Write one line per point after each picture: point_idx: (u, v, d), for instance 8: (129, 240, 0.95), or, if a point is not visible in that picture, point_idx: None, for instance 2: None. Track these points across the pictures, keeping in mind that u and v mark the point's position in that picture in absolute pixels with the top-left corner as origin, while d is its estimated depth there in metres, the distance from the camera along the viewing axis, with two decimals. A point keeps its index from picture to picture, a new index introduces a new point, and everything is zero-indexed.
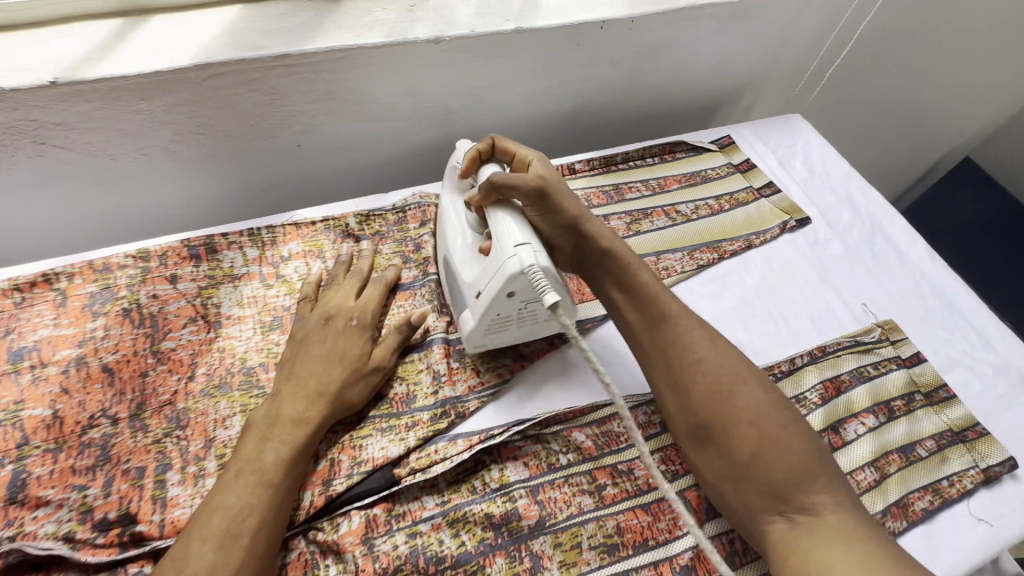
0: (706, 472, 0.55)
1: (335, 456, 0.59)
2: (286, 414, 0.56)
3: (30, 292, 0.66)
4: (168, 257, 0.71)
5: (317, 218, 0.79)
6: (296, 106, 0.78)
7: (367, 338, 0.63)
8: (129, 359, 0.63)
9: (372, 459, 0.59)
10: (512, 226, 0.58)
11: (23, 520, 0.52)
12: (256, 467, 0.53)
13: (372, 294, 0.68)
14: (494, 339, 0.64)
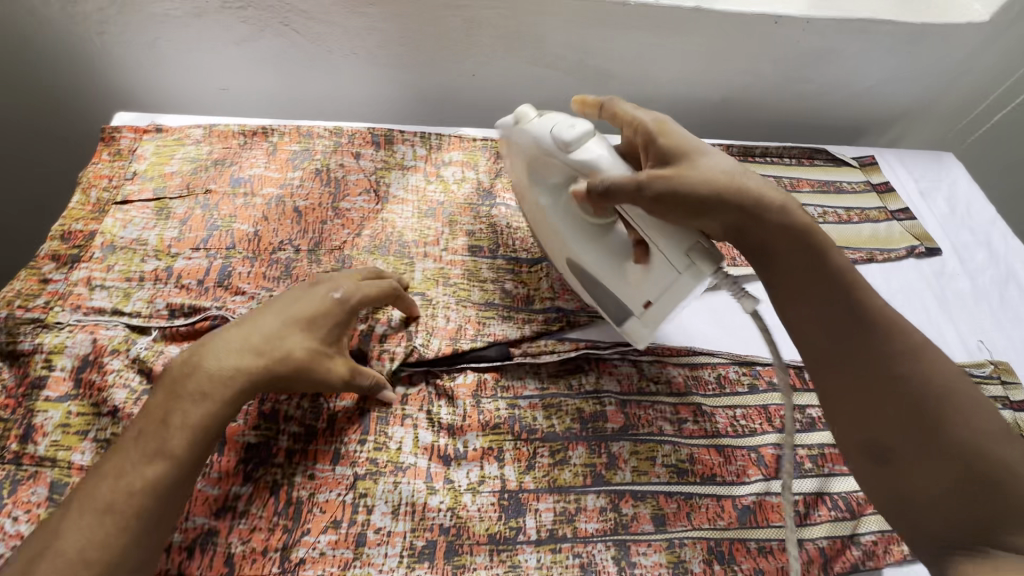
0: (873, 489, 0.51)
1: (463, 323, 0.69)
2: (206, 366, 0.51)
3: (251, 139, 0.81)
4: (357, 139, 0.84)
5: (478, 138, 0.89)
6: (484, 37, 0.88)
7: (338, 313, 0.59)
8: (315, 208, 0.76)
9: (493, 334, 0.68)
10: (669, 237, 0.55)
11: (226, 299, 0.66)
12: (193, 374, 0.51)
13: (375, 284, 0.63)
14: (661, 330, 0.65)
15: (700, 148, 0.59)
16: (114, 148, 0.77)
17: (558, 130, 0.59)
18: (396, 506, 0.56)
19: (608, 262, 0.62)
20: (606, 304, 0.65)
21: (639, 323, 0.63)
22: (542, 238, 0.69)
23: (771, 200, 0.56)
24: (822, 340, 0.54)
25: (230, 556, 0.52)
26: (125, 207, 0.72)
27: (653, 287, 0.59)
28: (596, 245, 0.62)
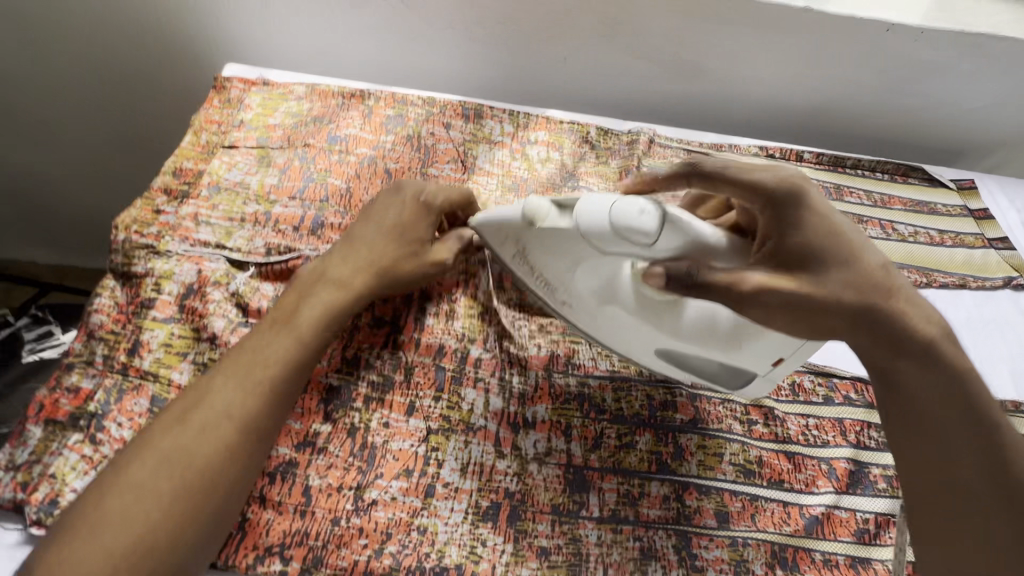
0: None
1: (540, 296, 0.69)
2: (330, 275, 0.59)
3: (348, 101, 0.84)
4: (448, 110, 0.86)
5: (565, 120, 0.89)
6: (583, 21, 0.88)
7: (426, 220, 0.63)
8: (405, 171, 0.78)
9: None
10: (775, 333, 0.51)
11: (318, 247, 0.68)
12: (273, 337, 0.53)
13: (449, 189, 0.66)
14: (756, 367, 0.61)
15: (835, 230, 0.47)
16: (224, 96, 0.81)
17: (620, 222, 0.48)
18: (465, 464, 0.58)
19: (721, 343, 0.54)
20: (710, 373, 0.61)
21: (762, 380, 0.58)
22: (606, 337, 0.61)
23: (920, 317, 0.48)
24: (916, 465, 0.50)
25: (308, 487, 0.54)
26: (232, 152, 0.75)
27: (780, 351, 0.53)
28: (697, 333, 0.54)
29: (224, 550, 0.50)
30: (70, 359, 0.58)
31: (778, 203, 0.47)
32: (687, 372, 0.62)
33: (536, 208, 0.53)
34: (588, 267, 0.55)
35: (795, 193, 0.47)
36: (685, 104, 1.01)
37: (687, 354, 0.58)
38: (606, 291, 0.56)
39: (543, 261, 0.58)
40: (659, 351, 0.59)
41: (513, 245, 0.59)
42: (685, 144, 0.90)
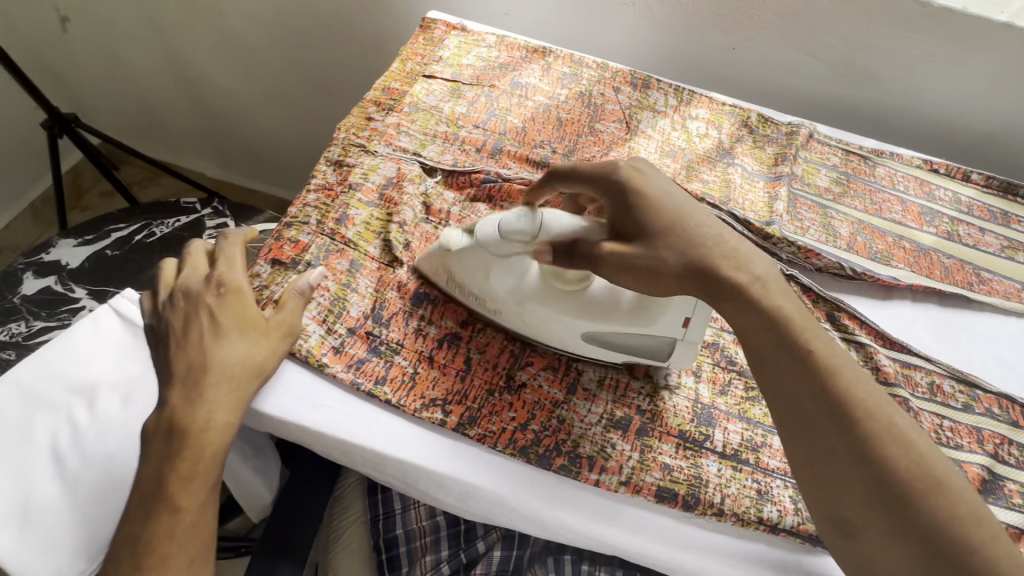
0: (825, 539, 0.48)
1: None
2: (217, 361, 0.53)
3: (530, 55, 0.92)
4: (618, 77, 0.92)
5: (727, 103, 0.92)
6: (764, 13, 0.90)
7: (248, 300, 0.57)
8: (574, 122, 0.85)
9: None
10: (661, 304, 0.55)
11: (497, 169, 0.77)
12: (215, 367, 0.52)
13: (234, 254, 0.60)
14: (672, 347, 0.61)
15: (663, 199, 0.51)
16: (429, 36, 0.92)
17: (506, 228, 0.55)
18: (602, 376, 0.64)
19: (629, 316, 0.56)
20: (638, 351, 0.60)
21: (682, 344, 0.58)
22: (532, 330, 0.61)
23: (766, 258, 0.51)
24: (791, 420, 0.48)
25: (469, 359, 0.62)
26: (430, 81, 0.86)
27: (683, 304, 0.54)
28: (598, 307, 0.56)
29: (397, 392, 0.59)
30: (290, 218, 0.69)
31: (616, 185, 0.53)
32: (620, 355, 0.61)
33: (450, 240, 0.60)
34: (495, 276, 0.58)
35: (626, 173, 0.53)
36: (848, 110, 1.00)
37: (607, 332, 0.58)
38: (516, 289, 0.58)
39: (469, 282, 0.60)
40: (586, 335, 0.59)
41: (440, 269, 0.62)
42: (845, 145, 0.90)
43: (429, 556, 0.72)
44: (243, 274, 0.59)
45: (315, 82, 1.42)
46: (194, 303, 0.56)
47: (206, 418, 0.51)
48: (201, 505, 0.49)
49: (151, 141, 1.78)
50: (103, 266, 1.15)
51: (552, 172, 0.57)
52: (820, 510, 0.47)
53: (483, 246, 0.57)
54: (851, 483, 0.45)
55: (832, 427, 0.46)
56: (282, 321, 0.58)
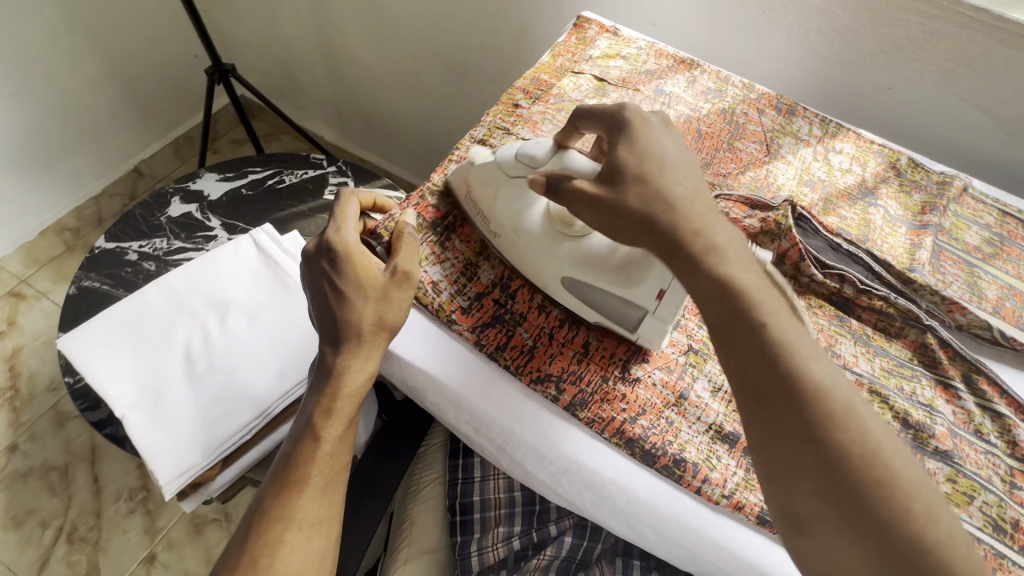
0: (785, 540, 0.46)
1: (827, 282, 0.71)
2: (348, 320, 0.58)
3: (676, 65, 0.93)
4: (762, 99, 0.90)
5: (876, 142, 0.88)
6: (934, 55, 0.86)
7: (361, 257, 0.60)
8: (714, 136, 0.84)
9: (851, 321, 0.70)
10: (643, 271, 0.58)
11: None
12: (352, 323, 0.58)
13: (343, 219, 0.63)
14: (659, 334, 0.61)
15: (654, 148, 0.53)
16: (581, 35, 0.95)
17: (523, 150, 0.62)
18: (717, 388, 0.63)
19: (615, 274, 0.59)
20: (610, 313, 0.62)
21: (654, 319, 0.59)
22: (528, 266, 0.64)
23: None
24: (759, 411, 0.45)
25: (587, 342, 0.65)
26: (578, 77, 0.88)
27: (662, 271, 0.56)
28: (589, 261, 0.60)
29: (515, 360, 0.63)
30: (431, 184, 0.72)
31: (622, 126, 0.55)
32: (594, 315, 0.64)
33: (479, 155, 0.68)
34: (508, 198, 0.64)
35: (633, 117, 0.55)
36: (1007, 171, 0.93)
37: (589, 286, 0.61)
38: (518, 212, 0.63)
39: (482, 196, 0.65)
40: (568, 283, 0.62)
41: (462, 185, 0.67)
42: (1001, 206, 0.84)
43: (501, 528, 0.72)
44: (354, 235, 0.62)
45: (443, 66, 1.48)
46: (318, 270, 0.60)
47: (347, 359, 0.58)
48: (339, 438, 0.58)
49: (284, 99, 1.93)
50: (236, 202, 1.27)
51: (576, 111, 0.59)
52: (774, 502, 0.46)
53: (498, 164, 0.63)
54: (799, 472, 0.43)
55: (787, 411, 0.44)
56: (397, 270, 0.60)
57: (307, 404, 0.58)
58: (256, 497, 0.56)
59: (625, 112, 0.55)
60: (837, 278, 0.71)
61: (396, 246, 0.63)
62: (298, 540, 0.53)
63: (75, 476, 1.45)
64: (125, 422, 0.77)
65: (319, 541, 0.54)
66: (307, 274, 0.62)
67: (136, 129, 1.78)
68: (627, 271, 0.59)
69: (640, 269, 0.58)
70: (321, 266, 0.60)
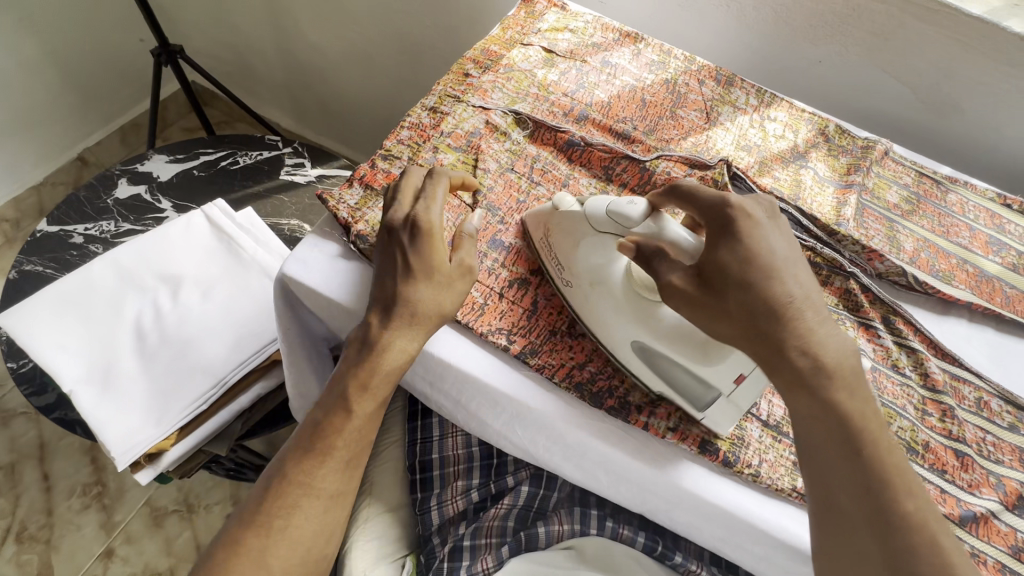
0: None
1: None
2: None
3: (621, 38, 0.96)
4: (702, 71, 0.95)
5: (807, 111, 0.94)
6: (856, 29, 0.92)
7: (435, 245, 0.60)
8: (657, 104, 0.88)
9: None
10: (723, 354, 0.55)
11: (587, 129, 0.83)
12: None
13: (432, 195, 0.62)
14: (727, 420, 0.59)
15: (765, 249, 0.53)
16: (530, 9, 0.97)
17: (614, 208, 0.58)
18: None
19: (691, 350, 0.56)
20: (680, 389, 0.59)
21: (727, 402, 0.57)
22: (595, 325, 0.63)
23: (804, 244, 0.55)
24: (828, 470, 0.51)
25: (536, 301, 0.66)
26: (527, 48, 0.91)
27: (745, 358, 0.54)
28: (672, 331, 0.57)
29: (466, 315, 0.64)
30: (383, 151, 0.74)
31: (727, 221, 0.54)
32: (658, 385, 0.61)
33: (562, 201, 0.64)
34: (588, 250, 0.62)
35: (740, 213, 0.54)
36: (925, 138, 1.01)
37: (662, 356, 0.58)
38: (599, 271, 0.62)
39: (561, 248, 0.63)
40: (640, 349, 0.60)
41: (541, 225, 0.65)
42: (918, 167, 0.92)
43: (460, 482, 0.75)
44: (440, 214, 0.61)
45: (400, 47, 1.48)
46: (394, 243, 0.60)
47: None
48: (367, 416, 0.60)
49: (238, 85, 1.89)
50: (188, 184, 1.24)
51: (683, 186, 0.58)
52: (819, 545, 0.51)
53: (587, 218, 0.61)
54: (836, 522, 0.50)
55: (846, 470, 0.50)
56: (461, 262, 0.61)
57: (340, 378, 0.60)
58: (280, 457, 0.59)
59: (733, 208, 0.54)
60: None
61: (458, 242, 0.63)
62: (314, 508, 0.57)
63: (23, 473, 1.39)
64: (72, 397, 0.75)
65: (332, 513, 0.59)
66: (382, 245, 0.62)
67: (79, 116, 1.72)
68: (708, 354, 0.55)
69: (720, 353, 0.55)
70: (400, 238, 0.60)
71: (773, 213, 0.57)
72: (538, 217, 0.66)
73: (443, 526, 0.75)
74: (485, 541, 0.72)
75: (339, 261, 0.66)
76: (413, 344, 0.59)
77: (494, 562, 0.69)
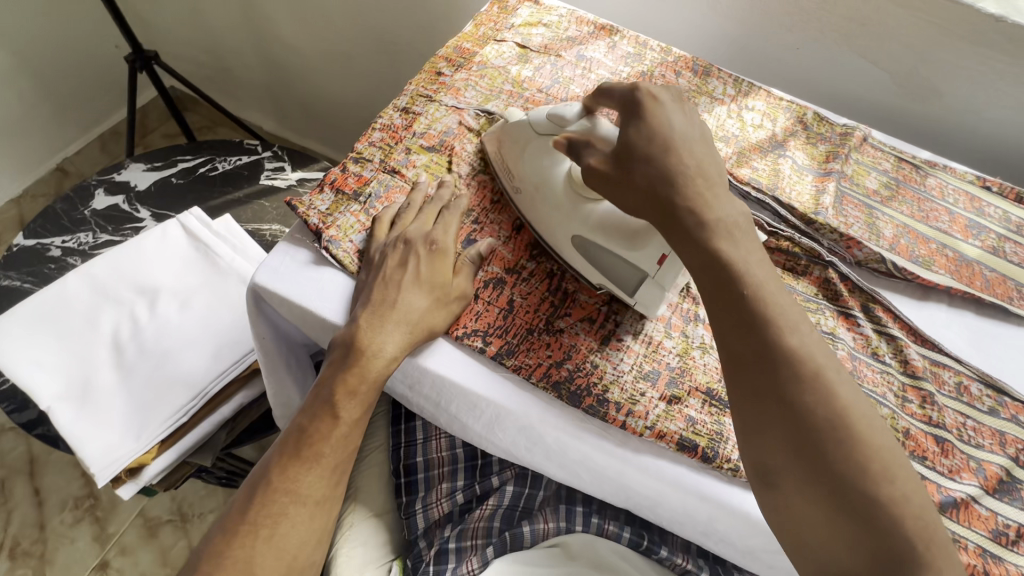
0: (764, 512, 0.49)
1: None
2: None
3: (596, 31, 0.95)
4: (679, 62, 0.94)
5: (785, 99, 0.94)
6: (832, 15, 0.91)
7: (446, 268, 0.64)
8: None
9: None
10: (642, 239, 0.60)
11: None
12: None
13: (450, 224, 0.67)
14: (654, 302, 0.64)
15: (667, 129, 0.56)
16: (503, 4, 0.96)
17: (552, 112, 0.65)
18: (639, 332, 0.66)
19: (618, 237, 0.61)
20: (615, 278, 0.65)
21: (652, 283, 0.62)
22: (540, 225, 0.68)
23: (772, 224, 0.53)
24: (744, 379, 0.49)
25: (511, 301, 0.66)
26: (500, 44, 0.89)
27: (662, 239, 0.59)
28: (601, 222, 0.63)
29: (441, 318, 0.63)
30: (355, 154, 0.74)
31: (637, 105, 0.57)
32: (596, 277, 0.66)
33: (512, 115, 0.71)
34: (533, 156, 0.67)
35: (648, 97, 0.57)
36: (904, 123, 1.00)
37: (597, 247, 0.64)
38: (543, 174, 0.67)
39: (511, 158, 0.70)
40: (576, 242, 0.65)
41: (496, 140, 0.72)
42: (898, 152, 0.91)
43: (445, 484, 0.75)
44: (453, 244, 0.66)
45: (377, 45, 1.46)
46: (402, 255, 0.63)
47: None
48: (355, 420, 0.59)
49: (217, 88, 1.87)
50: (167, 193, 1.23)
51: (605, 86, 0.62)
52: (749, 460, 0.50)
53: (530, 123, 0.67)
54: (774, 433, 0.48)
55: (762, 373, 0.49)
56: (458, 287, 0.63)
57: (317, 385, 0.59)
58: (264, 464, 0.58)
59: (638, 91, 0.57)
60: None
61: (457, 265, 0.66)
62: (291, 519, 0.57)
63: (14, 489, 1.39)
64: (50, 414, 0.75)
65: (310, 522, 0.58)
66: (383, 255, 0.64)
67: (57, 125, 1.69)
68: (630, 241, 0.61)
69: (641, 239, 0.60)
70: (412, 251, 0.63)
71: (681, 97, 0.59)
72: (491, 136, 0.72)
73: (429, 529, 0.74)
74: (471, 543, 0.71)
75: (312, 268, 0.65)
76: (389, 350, 0.59)
77: (479, 564, 0.69)
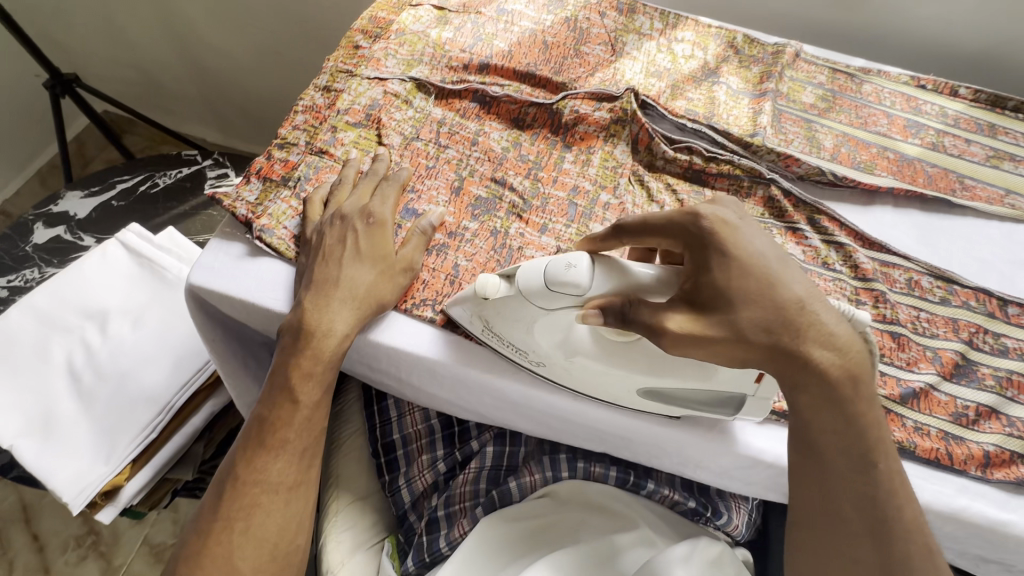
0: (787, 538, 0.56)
1: (681, 156, 0.75)
2: None
3: None
4: (603, 3, 0.92)
5: (713, 26, 0.92)
6: None
7: (389, 237, 0.63)
8: (560, 45, 0.86)
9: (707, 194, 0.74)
10: (733, 371, 0.52)
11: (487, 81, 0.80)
12: None
13: (388, 194, 0.66)
14: (752, 412, 0.57)
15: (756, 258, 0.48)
16: None
17: (554, 279, 0.50)
18: None
19: (691, 375, 0.53)
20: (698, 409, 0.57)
21: (755, 399, 0.55)
22: (581, 383, 0.58)
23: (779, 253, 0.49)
24: None
25: (456, 265, 0.65)
26: (417, 9, 0.87)
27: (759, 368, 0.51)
28: (663, 363, 0.53)
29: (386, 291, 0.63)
30: (279, 140, 0.72)
31: (704, 236, 0.49)
32: (677, 410, 0.58)
33: (487, 284, 0.54)
34: (543, 327, 0.54)
35: (713, 224, 0.49)
36: (836, 34, 0.99)
37: (669, 391, 0.55)
38: (567, 343, 0.55)
39: (508, 331, 0.56)
40: (642, 391, 0.56)
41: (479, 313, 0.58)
42: (831, 64, 0.91)
43: (425, 456, 0.76)
44: (393, 211, 0.65)
45: (304, 33, 1.42)
46: (341, 233, 0.62)
47: None
48: (317, 402, 0.59)
49: (150, 105, 1.81)
50: (109, 216, 1.19)
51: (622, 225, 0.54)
52: None
53: (526, 298, 0.52)
54: None
55: None
56: (404, 257, 0.62)
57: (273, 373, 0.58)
58: (230, 459, 0.58)
59: (703, 220, 0.49)
60: (685, 151, 0.75)
61: (405, 241, 0.64)
62: (269, 507, 0.56)
63: (11, 539, 1.37)
64: (13, 451, 0.73)
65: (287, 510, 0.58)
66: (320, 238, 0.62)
67: None
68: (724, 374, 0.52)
69: (730, 372, 0.52)
70: (350, 229, 0.62)
71: (740, 211, 0.52)
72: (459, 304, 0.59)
73: (416, 501, 0.75)
74: (459, 507, 0.72)
75: (249, 261, 0.64)
76: (337, 327, 0.58)
77: (469, 524, 0.69)
